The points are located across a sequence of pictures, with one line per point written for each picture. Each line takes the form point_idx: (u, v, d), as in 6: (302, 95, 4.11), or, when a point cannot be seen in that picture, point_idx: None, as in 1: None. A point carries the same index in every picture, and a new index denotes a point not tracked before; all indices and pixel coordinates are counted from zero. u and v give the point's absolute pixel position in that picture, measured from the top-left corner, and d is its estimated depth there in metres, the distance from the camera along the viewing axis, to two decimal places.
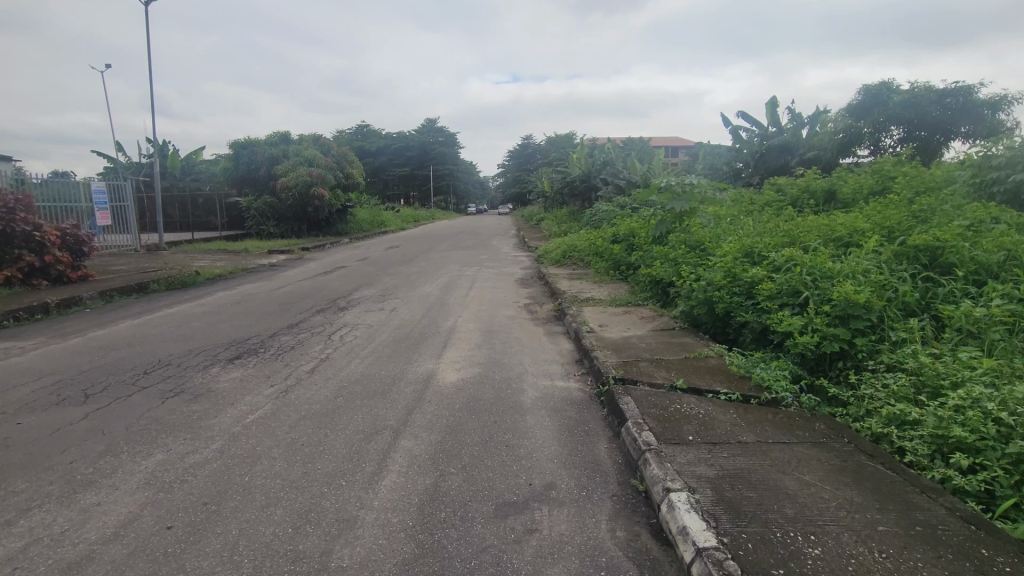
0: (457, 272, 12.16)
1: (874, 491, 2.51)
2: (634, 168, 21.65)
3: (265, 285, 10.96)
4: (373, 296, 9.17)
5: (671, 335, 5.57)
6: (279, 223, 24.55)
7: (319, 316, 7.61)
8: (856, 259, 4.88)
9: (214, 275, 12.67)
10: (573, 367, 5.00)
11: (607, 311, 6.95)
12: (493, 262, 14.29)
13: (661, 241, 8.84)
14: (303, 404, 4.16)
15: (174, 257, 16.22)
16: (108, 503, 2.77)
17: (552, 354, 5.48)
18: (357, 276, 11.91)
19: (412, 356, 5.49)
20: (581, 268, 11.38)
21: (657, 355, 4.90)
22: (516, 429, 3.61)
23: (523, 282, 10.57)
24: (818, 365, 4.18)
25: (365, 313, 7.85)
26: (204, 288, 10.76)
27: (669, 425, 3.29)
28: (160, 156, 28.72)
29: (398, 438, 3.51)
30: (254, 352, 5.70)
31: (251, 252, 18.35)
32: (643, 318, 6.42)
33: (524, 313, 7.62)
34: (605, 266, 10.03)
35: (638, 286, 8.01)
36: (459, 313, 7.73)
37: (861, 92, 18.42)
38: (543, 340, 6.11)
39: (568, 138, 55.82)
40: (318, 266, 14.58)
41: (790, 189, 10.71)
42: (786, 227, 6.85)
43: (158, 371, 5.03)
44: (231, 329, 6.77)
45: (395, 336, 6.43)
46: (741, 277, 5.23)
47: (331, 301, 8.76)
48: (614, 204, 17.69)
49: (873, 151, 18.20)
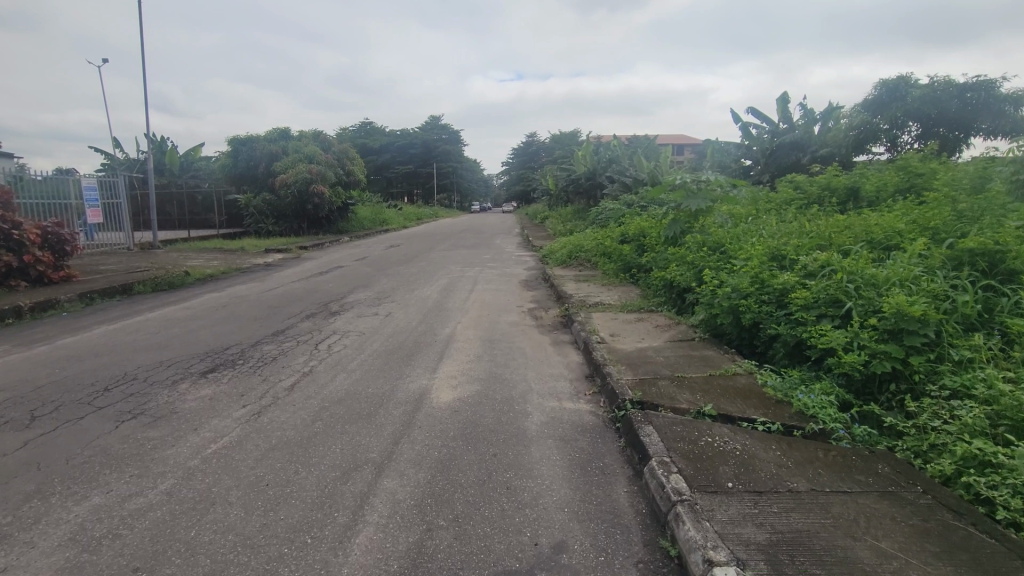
0: (459, 274, 11.64)
1: (976, 570, 1.97)
2: (641, 165, 21.10)
3: (257, 287, 10.47)
4: (369, 299, 8.67)
5: (692, 348, 5.02)
6: (278, 220, 24.09)
7: (308, 321, 7.10)
8: (903, 265, 4.33)
9: (205, 275, 12.19)
10: (582, 384, 4.47)
11: (618, 319, 6.40)
12: (496, 262, 13.75)
13: (674, 242, 8.31)
14: (275, 431, 3.64)
15: (168, 256, 15.76)
16: (17, 569, 2.26)
17: (559, 368, 4.95)
18: (354, 277, 11.41)
19: (404, 370, 4.96)
20: (588, 269, 10.84)
21: (678, 371, 4.37)
22: (518, 466, 3.08)
23: (527, 284, 10.04)
24: (866, 388, 3.64)
25: (358, 318, 7.32)
26: (193, 289, 10.27)
27: (703, 466, 2.75)
28: (158, 152, 28.31)
29: (380, 477, 2.98)
30: (231, 364, 5.19)
31: (248, 251, 17.88)
32: (658, 327, 5.88)
33: (528, 319, 7.09)
34: (614, 268, 9.49)
35: (651, 290, 7.48)
36: (458, 319, 7.19)
37: (878, 86, 17.77)
38: (549, 351, 5.57)
39: (572, 135, 55.22)
40: (315, 266, 14.09)
41: (810, 187, 10.12)
42: (814, 228, 6.31)
43: (120, 388, 4.53)
44: (211, 337, 6.26)
45: (387, 345, 5.91)
46: (772, 284, 4.70)
47: (323, 305, 8.25)
48: (621, 202, 17.17)
49: (890, 148, 17.77)
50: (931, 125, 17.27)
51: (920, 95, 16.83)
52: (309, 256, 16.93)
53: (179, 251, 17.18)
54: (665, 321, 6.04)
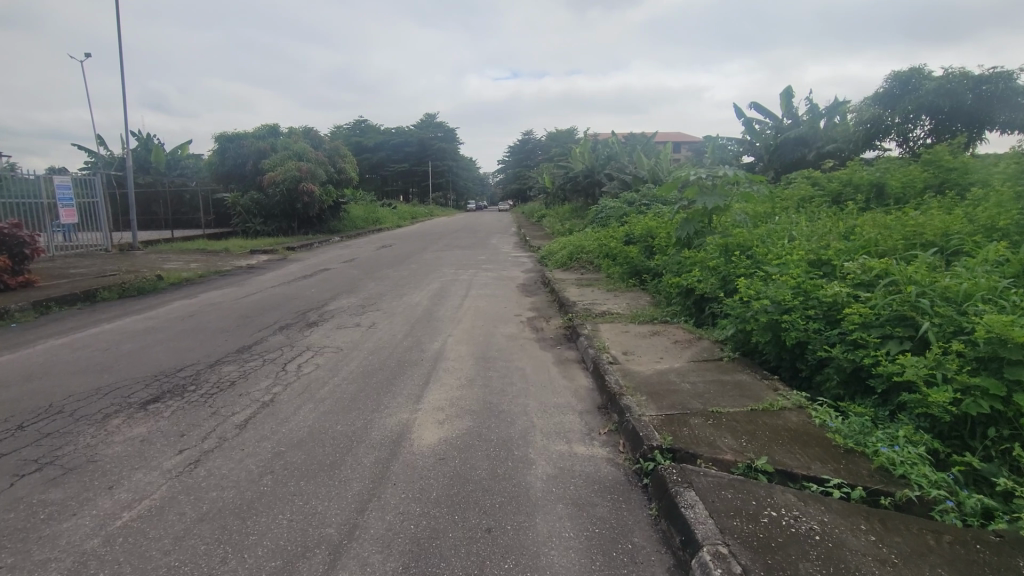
0: (452, 277, 10.89)
1: None
2: (641, 162, 20.34)
3: (234, 292, 9.68)
4: (352, 308, 7.88)
5: (722, 372, 4.26)
6: (267, 220, 23.26)
7: (281, 335, 6.32)
8: (984, 275, 3.60)
9: (181, 279, 11.37)
10: (596, 420, 3.71)
11: (631, 333, 5.63)
12: (492, 264, 12.94)
13: (688, 243, 7.57)
14: (211, 491, 2.87)
15: (147, 258, 14.93)
16: None
17: (566, 396, 4.17)
18: (340, 281, 10.64)
19: (382, 399, 4.18)
20: (591, 272, 10.05)
21: (711, 404, 3.62)
22: (520, 550, 2.32)
23: (526, 290, 9.29)
24: (955, 432, 2.90)
25: (337, 331, 6.53)
26: (164, 296, 9.49)
27: (777, 564, 2.01)
28: (143, 149, 27.38)
29: (335, 570, 2.22)
30: (181, 392, 4.41)
31: (232, 251, 17.06)
32: (678, 343, 5.11)
33: (527, 331, 6.34)
34: (619, 271, 8.71)
35: (664, 297, 6.73)
36: (449, 331, 6.40)
37: (889, 79, 17.06)
38: (552, 372, 4.79)
39: (569, 134, 54.51)
40: (299, 269, 13.27)
41: (830, 184, 9.34)
42: (853, 227, 5.58)
43: (38, 425, 3.74)
44: (166, 355, 5.48)
45: (366, 365, 5.13)
46: (818, 296, 3.97)
47: (300, 314, 7.45)
48: (622, 200, 16.39)
49: (901, 144, 17.10)
50: (944, 120, 16.53)
51: (934, 87, 16.06)
52: (295, 257, 16.11)
53: (159, 252, 16.35)
54: (686, 336, 5.28)
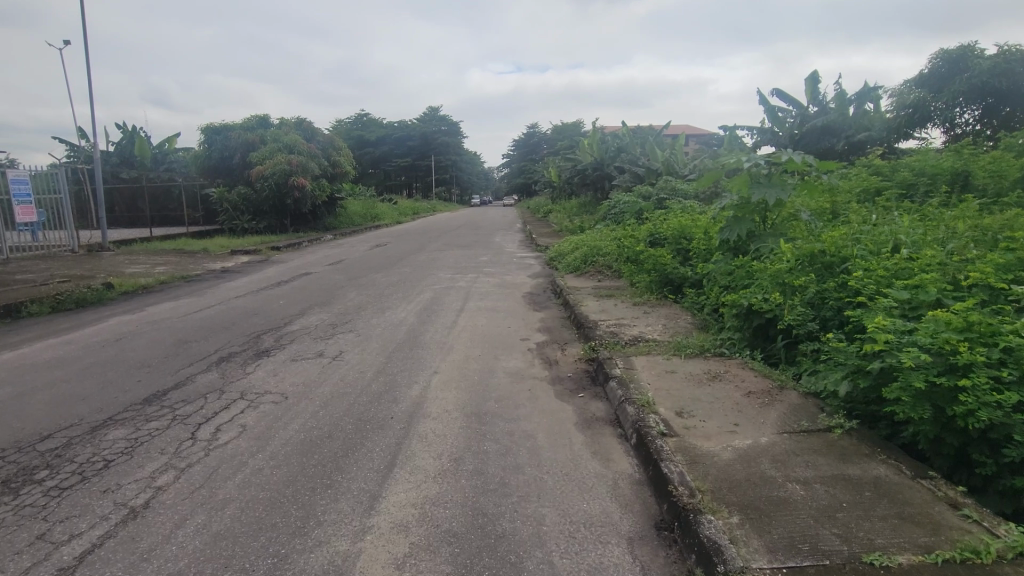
0: (449, 284, 9.40)
1: None
2: (655, 154, 18.72)
3: (189, 305, 8.21)
4: (320, 328, 6.38)
5: (842, 460, 2.73)
6: (255, 217, 21.80)
7: (215, 371, 4.85)
8: None
9: (138, 287, 9.91)
10: (660, 564, 2.21)
11: (677, 375, 4.10)
12: (495, 267, 11.38)
13: (737, 248, 6.10)
14: None
15: (112, 260, 13.54)
16: None
17: (604, 502, 2.66)
18: (318, 289, 9.18)
19: (316, 505, 2.67)
20: (609, 280, 8.50)
21: (859, 541, 2.12)
22: None
23: (534, 301, 7.80)
24: None
25: (289, 365, 5.03)
26: (106, 309, 8.07)
27: None
28: (128, 141, 25.92)
29: None
30: (19, 486, 2.93)
31: (211, 252, 15.57)
32: (754, 399, 3.56)
33: (536, 366, 4.84)
34: (647, 279, 7.19)
35: (715, 319, 5.25)
36: (435, 366, 4.90)
37: (938, 56, 15.12)
38: (577, 445, 3.30)
39: (575, 127, 52.89)
40: (278, 273, 11.74)
41: (898, 172, 7.74)
42: (994, 229, 4.06)
43: None
44: (44, 408, 4.02)
45: (311, 428, 3.62)
46: (1012, 348, 2.50)
47: (252, 339, 5.96)
48: (638, 194, 14.80)
49: (945, 131, 15.25)
50: (996, 104, 14.60)
51: (986, 67, 14.12)
52: (279, 258, 14.62)
53: (130, 253, 14.92)
54: (761, 386, 3.73)
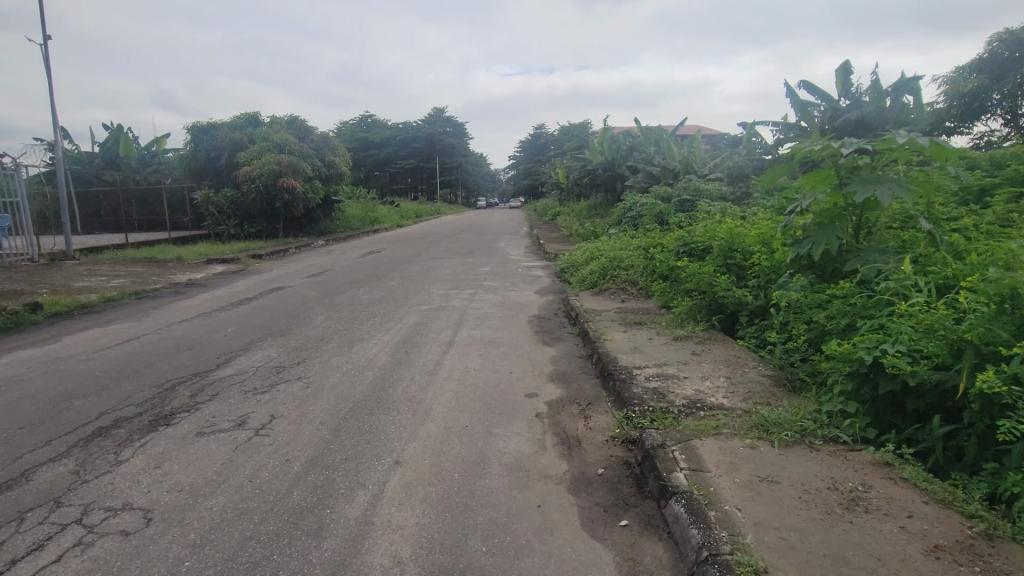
0: (440, 303, 7.82)
1: None
2: (673, 153, 17.08)
3: (115, 333, 6.62)
4: (258, 374, 4.77)
5: None
6: (243, 221, 20.33)
7: (73, 460, 3.25)
8: None
9: (75, 306, 8.38)
10: None
11: (785, 491, 2.46)
12: (496, 281, 9.79)
13: (821, 267, 4.50)
14: None
15: (69, 271, 12.05)
16: None
17: None
18: (282, 311, 7.61)
19: None
20: (635, 300, 6.89)
21: None
22: None
23: (542, 329, 6.20)
24: None
25: (189, 446, 3.43)
26: (14, 339, 6.52)
27: None
28: (112, 141, 24.49)
29: None
30: None
31: (185, 261, 14.07)
32: (953, 564, 1.95)
33: (547, 452, 3.23)
34: (688, 304, 5.60)
35: (811, 378, 3.64)
36: (399, 450, 3.30)
37: (1000, 36, 13.46)
38: None
39: (583, 126, 51.27)
40: (247, 287, 10.17)
41: (1008, 166, 6.10)
42: None
43: None
44: None
45: None
46: None
47: (161, 393, 4.36)
48: (656, 195, 13.14)
49: (1007, 122, 13.46)
50: None
51: None
52: (257, 269, 13.03)
53: (94, 263, 13.45)
54: (953, 533, 2.10)
